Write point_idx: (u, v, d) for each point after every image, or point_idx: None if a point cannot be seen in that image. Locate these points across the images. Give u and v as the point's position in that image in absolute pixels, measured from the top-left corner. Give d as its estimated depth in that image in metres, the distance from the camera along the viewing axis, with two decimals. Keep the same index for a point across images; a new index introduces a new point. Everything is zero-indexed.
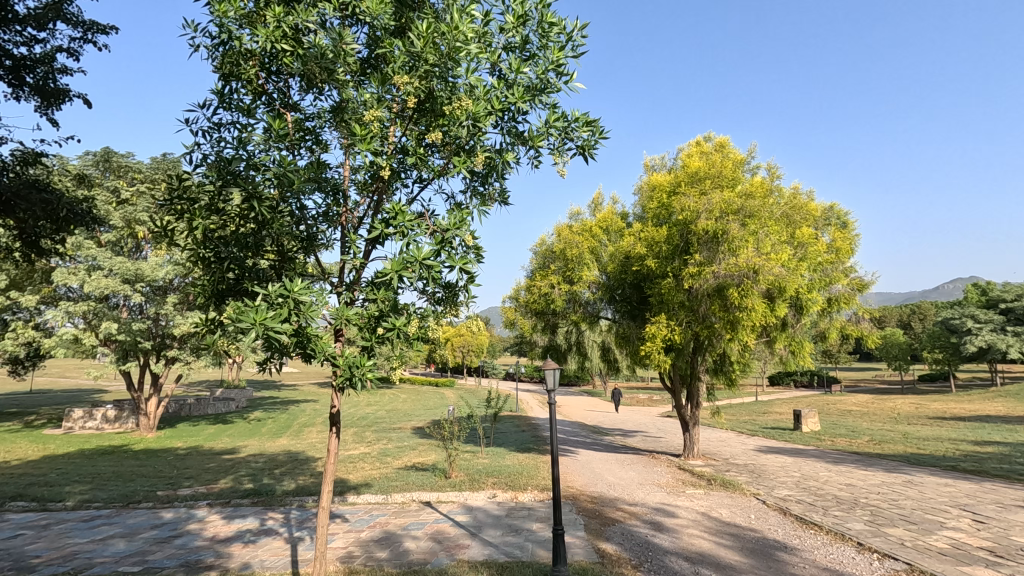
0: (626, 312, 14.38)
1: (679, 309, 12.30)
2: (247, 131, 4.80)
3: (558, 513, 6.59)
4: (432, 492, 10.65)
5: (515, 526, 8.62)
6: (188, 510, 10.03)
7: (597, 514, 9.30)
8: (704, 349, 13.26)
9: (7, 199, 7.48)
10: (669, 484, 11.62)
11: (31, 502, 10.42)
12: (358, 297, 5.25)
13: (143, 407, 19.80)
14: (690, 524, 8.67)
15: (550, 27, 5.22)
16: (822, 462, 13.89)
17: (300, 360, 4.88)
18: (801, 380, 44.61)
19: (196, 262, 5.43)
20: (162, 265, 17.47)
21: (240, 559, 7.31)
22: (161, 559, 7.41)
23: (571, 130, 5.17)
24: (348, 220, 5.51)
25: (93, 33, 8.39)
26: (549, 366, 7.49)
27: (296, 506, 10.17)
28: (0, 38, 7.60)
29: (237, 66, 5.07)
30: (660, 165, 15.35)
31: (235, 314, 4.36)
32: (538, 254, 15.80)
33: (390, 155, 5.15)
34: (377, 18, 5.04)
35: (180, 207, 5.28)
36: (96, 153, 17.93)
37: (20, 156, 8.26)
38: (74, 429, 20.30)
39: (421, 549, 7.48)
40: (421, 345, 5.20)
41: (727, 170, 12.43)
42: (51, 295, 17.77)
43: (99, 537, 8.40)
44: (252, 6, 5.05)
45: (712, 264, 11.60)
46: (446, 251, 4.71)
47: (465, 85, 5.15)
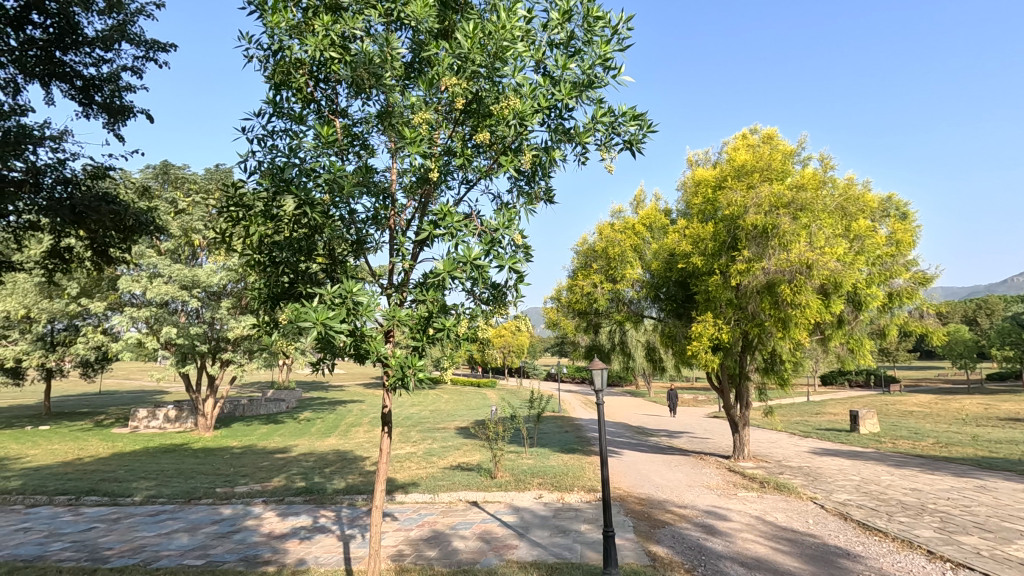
0: (672, 311, 14.06)
1: (726, 307, 11.99)
2: (298, 138, 4.92)
3: (608, 515, 6.48)
4: (478, 492, 10.69)
5: (563, 527, 8.55)
6: (245, 507, 10.40)
7: (646, 515, 9.14)
8: (754, 348, 12.90)
9: (79, 210, 8.02)
10: (719, 486, 11.32)
11: (103, 497, 11.01)
12: (407, 298, 5.32)
13: (201, 407, 20.65)
14: (745, 528, 8.39)
15: (595, 21, 5.15)
16: (885, 466, 13.21)
17: (353, 362, 4.95)
18: (857, 380, 42.58)
19: (252, 267, 5.62)
20: (216, 271, 18.23)
21: (296, 556, 7.51)
22: (222, 553, 7.70)
23: (618, 125, 5.08)
24: (396, 223, 5.58)
25: (155, 51, 8.80)
26: (597, 365, 7.35)
27: (346, 504, 10.37)
28: (71, 60, 8.05)
29: (288, 76, 5.19)
30: (704, 160, 14.97)
31: (293, 316, 4.45)
32: (579, 253, 15.62)
33: (437, 157, 5.18)
34: (422, 22, 5.07)
35: (236, 214, 5.46)
36: (155, 167, 18.91)
37: (91, 170, 8.73)
38: (138, 428, 21.42)
39: (470, 549, 7.51)
40: (469, 345, 5.22)
41: (777, 162, 12.00)
42: (117, 301, 18.77)
43: (165, 532, 8.80)
44: (301, 16, 5.19)
45: (762, 260, 11.23)
46: (495, 251, 4.71)
47: (511, 84, 5.15)
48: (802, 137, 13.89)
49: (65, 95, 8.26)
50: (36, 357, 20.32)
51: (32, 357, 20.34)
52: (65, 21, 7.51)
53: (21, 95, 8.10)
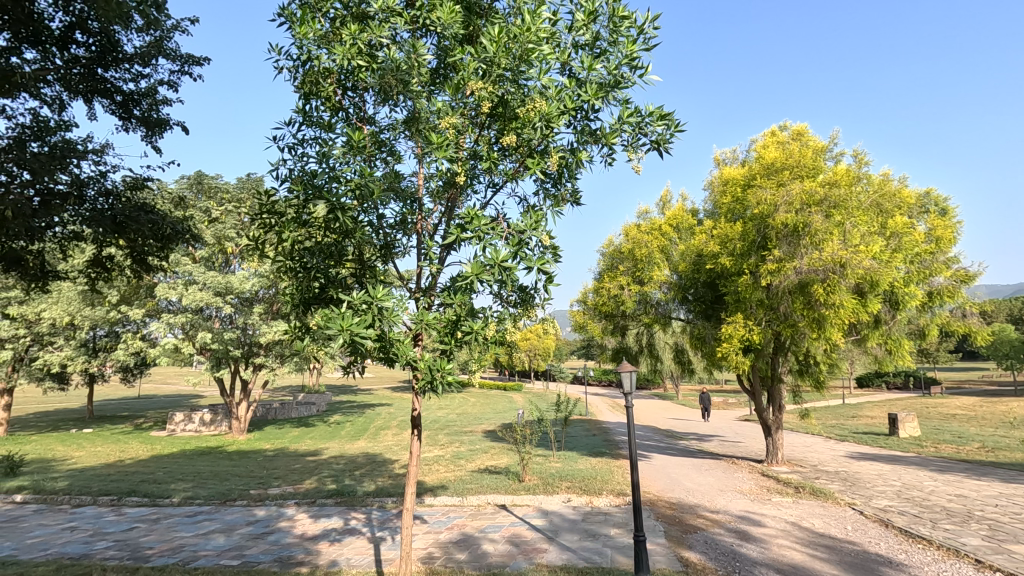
0: (700, 313, 13.78)
1: (757, 308, 11.73)
2: (328, 145, 5.02)
3: (639, 520, 6.40)
4: (506, 495, 10.69)
5: (592, 531, 8.47)
6: (278, 508, 10.60)
7: (678, 520, 9.00)
8: (786, 349, 12.60)
9: (120, 220, 8.35)
10: (753, 491, 11.08)
11: (144, 497, 11.35)
12: (435, 302, 5.35)
13: (235, 411, 21.14)
14: (780, 534, 8.18)
15: (621, 21, 5.12)
16: (927, 471, 12.74)
17: (383, 365, 4.99)
18: (895, 383, 41.23)
19: (284, 273, 5.72)
20: (248, 278, 18.65)
21: (328, 557, 7.62)
22: (258, 554, 7.86)
23: (645, 124, 5.03)
24: (422, 228, 5.63)
25: (189, 65, 9.08)
26: (625, 368, 7.26)
27: (376, 507, 10.50)
28: (111, 76, 8.36)
29: (316, 85, 5.30)
30: (731, 159, 14.73)
31: (323, 321, 4.53)
32: (605, 255, 15.54)
33: (464, 161, 5.21)
34: (447, 28, 5.10)
35: (268, 221, 5.58)
36: (190, 177, 19.51)
37: (130, 182, 9.05)
38: (176, 431, 22.06)
39: (500, 552, 7.51)
40: (497, 348, 5.24)
41: (808, 159, 11.69)
42: (154, 308, 19.40)
43: (202, 532, 9.03)
44: (328, 26, 5.30)
45: (793, 259, 10.97)
46: (523, 253, 4.71)
47: (537, 87, 5.16)
48: (834, 133, 13.56)
49: (107, 110, 8.60)
50: (81, 363, 20.87)
51: (76, 363, 20.89)
52: (107, 39, 7.81)
53: (66, 111, 8.45)
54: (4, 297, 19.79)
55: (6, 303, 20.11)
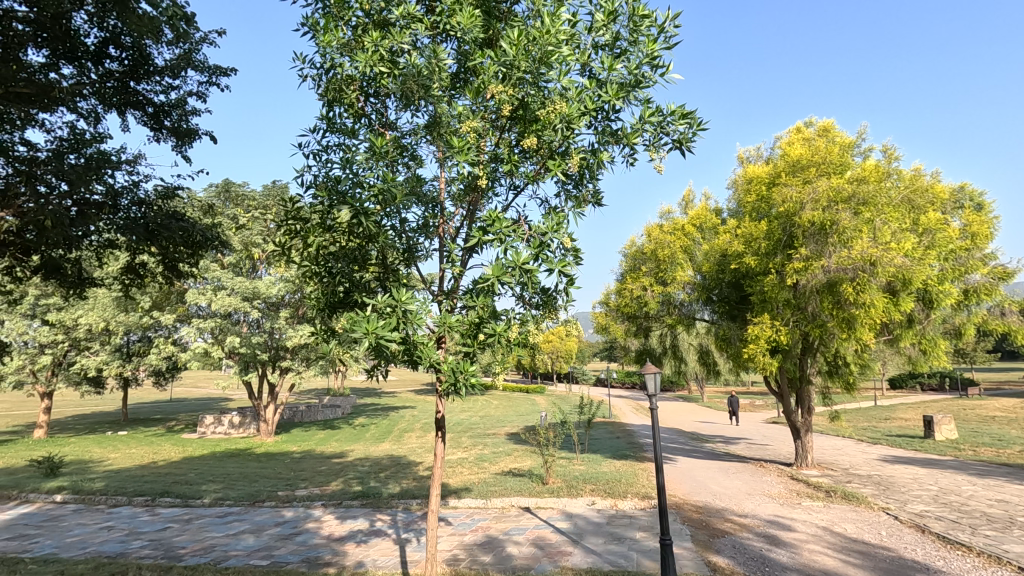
0: (725, 313, 13.56)
1: (784, 308, 11.50)
2: (351, 151, 5.10)
3: (665, 523, 6.33)
4: (530, 497, 10.66)
5: (617, 534, 8.40)
6: (305, 509, 10.76)
7: (704, 524, 8.87)
8: (815, 350, 12.31)
9: (152, 228, 8.61)
10: (782, 494, 10.86)
11: (177, 498, 11.66)
12: (457, 304, 5.38)
13: (263, 414, 21.55)
14: (811, 539, 8.00)
15: (642, 20, 5.08)
16: (965, 475, 12.31)
17: (407, 368, 5.04)
18: (930, 384, 39.99)
19: (309, 278, 5.81)
20: (274, 283, 19.01)
21: (355, 558, 7.70)
22: (286, 554, 7.99)
23: (667, 124, 4.99)
24: (444, 231, 5.68)
25: (217, 76, 9.32)
26: (649, 369, 7.19)
27: (401, 508, 10.58)
28: (143, 88, 8.63)
29: (340, 92, 5.39)
30: (755, 157, 14.51)
31: (348, 324, 4.59)
32: (627, 256, 15.44)
33: (485, 164, 5.24)
34: (467, 32, 5.14)
35: (294, 227, 5.68)
36: (218, 185, 20.01)
37: (161, 191, 9.32)
38: (206, 433, 22.59)
39: (525, 555, 7.50)
40: (520, 350, 5.25)
41: (835, 155, 11.43)
42: (185, 314, 19.93)
43: (232, 532, 9.22)
44: (350, 35, 5.40)
45: (821, 258, 10.73)
46: (544, 255, 4.71)
47: (557, 89, 5.16)
48: (862, 128, 13.25)
49: (139, 122, 8.87)
50: (115, 367, 21.53)
51: (111, 367, 21.51)
52: (139, 53, 8.07)
53: (101, 123, 8.75)
54: (43, 303, 20.52)
55: (45, 310, 20.83)
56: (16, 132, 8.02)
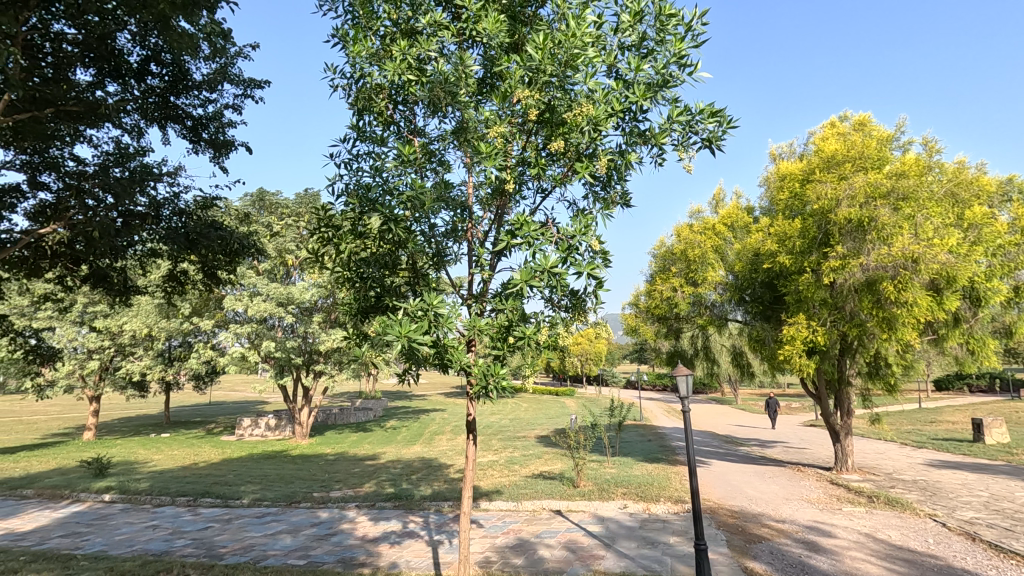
0: (759, 314, 13.26)
1: (821, 308, 11.18)
2: (381, 159, 5.20)
3: (700, 527, 6.24)
4: (561, 500, 10.64)
5: (651, 538, 8.30)
6: (340, 510, 10.97)
7: (740, 529, 8.69)
8: (854, 351, 11.93)
9: (193, 237, 8.93)
10: (821, 499, 10.55)
11: (217, 498, 12.04)
12: (486, 307, 5.42)
13: (297, 416, 22.03)
14: (853, 545, 7.76)
15: (668, 19, 5.04)
16: (1018, 481, 11.75)
17: (438, 371, 5.10)
18: (979, 385, 38.27)
19: (342, 283, 5.94)
20: (308, 288, 19.45)
21: (389, 559, 7.82)
22: (322, 554, 8.16)
23: (696, 122, 4.93)
24: (472, 236, 5.73)
25: (251, 88, 9.61)
26: (681, 371, 7.09)
27: (433, 510, 10.67)
28: (182, 102, 8.97)
29: (369, 101, 5.50)
30: (788, 153, 14.19)
31: (380, 328, 4.67)
32: (656, 257, 15.29)
33: (512, 168, 5.27)
34: (493, 38, 5.18)
35: (327, 234, 5.83)
36: (253, 195, 20.63)
37: (200, 201, 9.65)
38: (244, 435, 23.23)
39: (557, 558, 7.49)
40: (549, 352, 5.27)
41: (872, 150, 11.06)
42: (223, 319, 20.57)
43: (271, 532, 9.46)
44: (378, 44, 5.51)
45: (859, 255, 10.42)
46: (573, 258, 4.72)
47: (584, 91, 5.16)
48: (900, 120, 12.83)
49: (179, 135, 9.22)
50: (158, 371, 22.34)
51: (154, 371, 22.32)
52: (178, 68, 8.41)
53: (144, 137, 9.13)
54: (91, 311, 21.45)
55: (93, 317, 21.76)
56: (66, 148, 8.43)
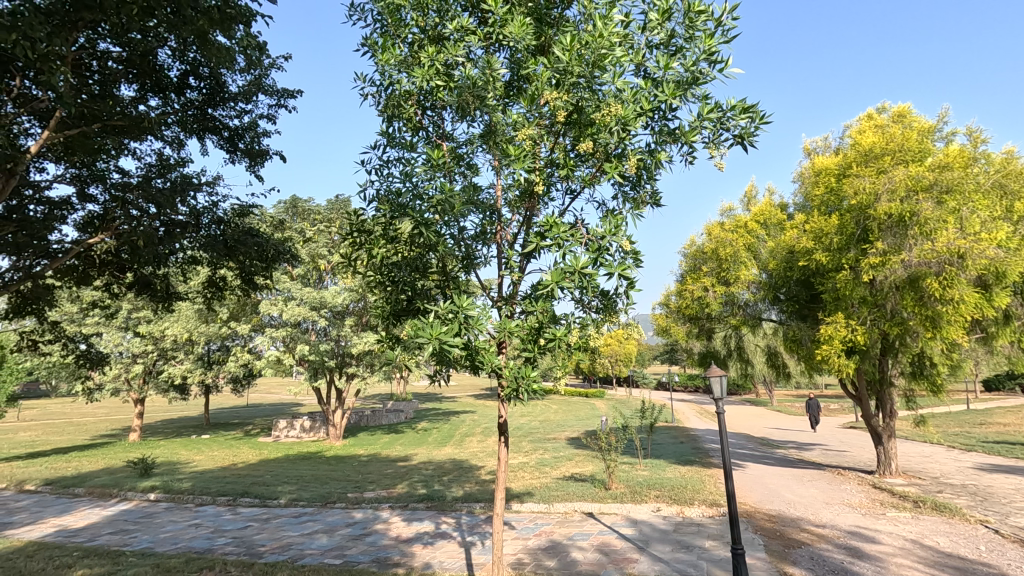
0: (795, 313, 12.91)
1: (860, 306, 10.82)
2: (411, 164, 5.28)
3: (736, 532, 6.12)
4: (593, 503, 10.57)
5: (685, 542, 8.18)
6: (373, 511, 11.14)
7: (778, 534, 8.49)
8: (896, 350, 11.52)
9: (231, 244, 9.22)
10: (863, 504, 10.22)
11: (256, 498, 12.36)
12: (517, 309, 5.44)
13: (331, 418, 22.45)
14: (898, 552, 7.49)
15: (697, 16, 4.98)
16: None
17: (469, 374, 5.13)
18: None
19: (374, 287, 6.05)
20: (340, 292, 19.82)
21: (423, 559, 7.91)
22: (357, 554, 8.30)
23: (727, 119, 4.86)
24: (502, 238, 5.76)
25: (284, 98, 9.87)
26: (714, 372, 6.96)
27: (465, 512, 10.74)
28: (220, 114, 9.28)
29: (399, 107, 5.58)
30: (823, 147, 13.81)
31: (412, 331, 4.73)
32: (686, 256, 15.08)
33: (541, 170, 5.27)
34: (520, 40, 5.19)
35: (359, 239, 5.94)
36: (287, 202, 21.16)
37: (237, 209, 9.95)
38: (280, 436, 23.79)
39: (589, 561, 7.44)
40: (580, 354, 5.26)
41: (913, 142, 10.66)
42: (259, 324, 21.14)
43: (307, 532, 9.67)
44: (406, 51, 5.61)
45: (900, 251, 10.06)
46: (603, 259, 4.70)
47: (612, 90, 5.13)
48: (943, 110, 12.35)
49: (217, 146, 9.53)
50: (198, 374, 23.08)
51: (195, 375, 23.07)
52: (215, 81, 8.70)
53: (183, 149, 9.46)
54: (135, 316, 22.31)
55: (137, 322, 22.64)
56: (111, 161, 8.79)
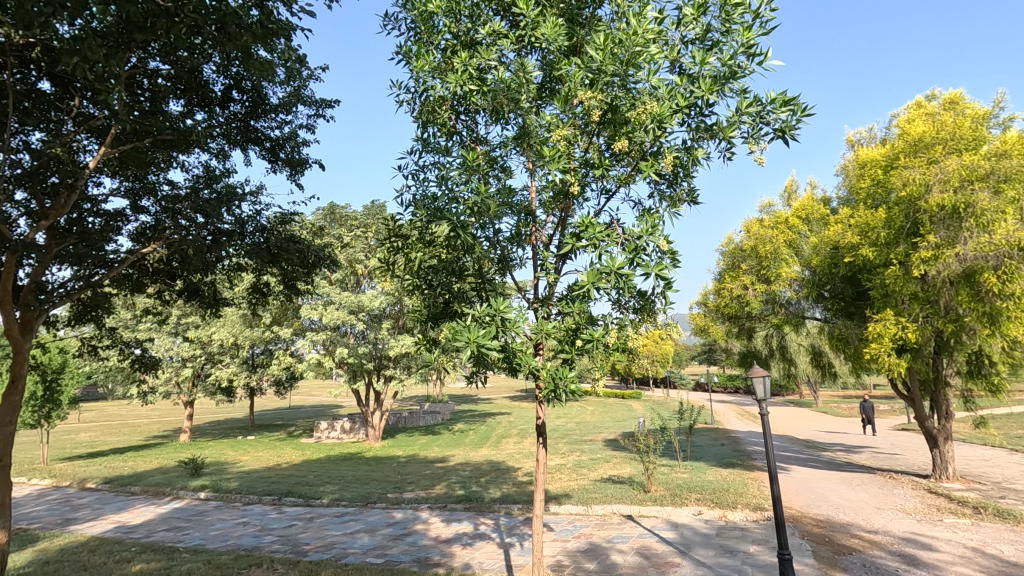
0: (840, 311, 12.46)
1: (911, 302, 10.37)
2: (446, 168, 5.35)
3: (783, 537, 5.96)
4: (632, 505, 10.45)
5: (729, 547, 7.99)
6: (413, 511, 11.30)
7: (827, 539, 8.21)
8: (950, 348, 10.99)
9: (274, 251, 9.50)
10: (918, 509, 9.77)
11: (300, 497, 12.70)
12: (553, 311, 5.44)
13: (370, 420, 22.89)
14: (958, 560, 7.14)
15: (734, 9, 4.88)
16: None
17: (507, 376, 5.14)
18: None
19: (411, 290, 6.14)
20: (377, 296, 20.18)
21: (462, 559, 7.99)
22: (398, 553, 8.43)
23: (767, 113, 4.75)
24: (537, 239, 5.77)
25: (322, 108, 10.13)
26: (757, 373, 6.80)
27: (503, 513, 10.78)
28: (262, 125, 9.59)
29: (433, 113, 5.66)
30: (868, 138, 13.32)
31: (450, 334, 4.78)
32: (725, 254, 14.77)
33: (576, 170, 5.25)
34: (552, 42, 5.20)
35: (397, 244, 6.05)
36: (325, 208, 21.70)
37: (279, 217, 10.26)
38: (322, 438, 24.40)
39: (630, 564, 7.36)
40: (618, 355, 5.22)
41: (966, 130, 10.16)
42: (300, 327, 21.72)
43: (349, 531, 9.87)
44: (440, 58, 5.68)
45: (954, 244, 9.60)
46: (640, 259, 4.65)
47: (647, 88, 5.08)
48: (999, 95, 11.73)
49: (260, 156, 9.86)
50: (243, 377, 23.88)
51: (240, 377, 23.88)
52: (257, 94, 9.01)
53: (228, 160, 9.80)
54: (184, 322, 23.25)
55: (186, 328, 23.59)
56: (162, 173, 9.18)
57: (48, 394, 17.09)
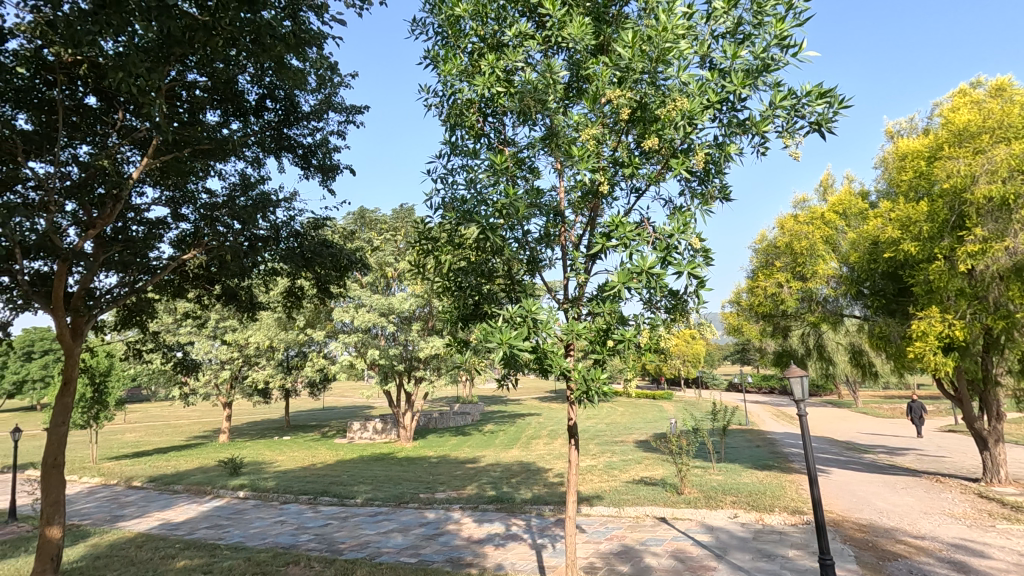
0: (881, 308, 12.04)
1: (957, 298, 9.95)
2: (474, 170, 5.39)
3: (824, 541, 5.79)
4: (665, 508, 10.31)
5: (767, 551, 7.80)
6: (445, 512, 11.38)
7: (870, 544, 7.94)
8: (1000, 346, 10.50)
9: (308, 255, 9.70)
10: (968, 515, 9.36)
11: (334, 497, 12.93)
12: (584, 311, 5.40)
13: (401, 420, 23.14)
14: (1012, 568, 6.82)
15: (766, 1, 4.78)
16: None
17: (538, 377, 5.13)
18: None
19: (442, 292, 6.18)
20: (406, 298, 20.40)
21: (495, 560, 8.02)
22: (431, 553, 8.51)
23: (802, 106, 4.62)
24: (566, 239, 5.74)
25: (352, 114, 10.30)
26: (794, 373, 6.61)
27: (535, 514, 10.77)
28: (294, 133, 9.81)
29: (461, 116, 5.70)
30: (908, 129, 12.85)
31: (482, 335, 4.81)
32: (758, 251, 14.43)
33: (605, 170, 5.21)
34: (579, 42, 5.17)
35: (427, 247, 6.09)
36: (355, 213, 22.06)
37: (312, 222, 10.47)
38: (354, 439, 24.79)
39: (664, 568, 7.25)
40: (650, 355, 5.15)
41: (1015, 117, 9.71)
42: (332, 330, 22.14)
43: (383, 531, 10.01)
44: (468, 61, 5.72)
45: (1003, 238, 9.25)
46: (671, 258, 4.58)
47: (676, 84, 5.01)
48: None
49: (293, 163, 10.08)
50: (279, 379, 24.47)
51: (276, 379, 24.46)
52: (289, 102, 9.23)
53: (262, 167, 10.06)
54: (222, 325, 23.95)
55: (224, 331, 24.28)
56: (200, 182, 9.48)
57: (97, 395, 17.82)
